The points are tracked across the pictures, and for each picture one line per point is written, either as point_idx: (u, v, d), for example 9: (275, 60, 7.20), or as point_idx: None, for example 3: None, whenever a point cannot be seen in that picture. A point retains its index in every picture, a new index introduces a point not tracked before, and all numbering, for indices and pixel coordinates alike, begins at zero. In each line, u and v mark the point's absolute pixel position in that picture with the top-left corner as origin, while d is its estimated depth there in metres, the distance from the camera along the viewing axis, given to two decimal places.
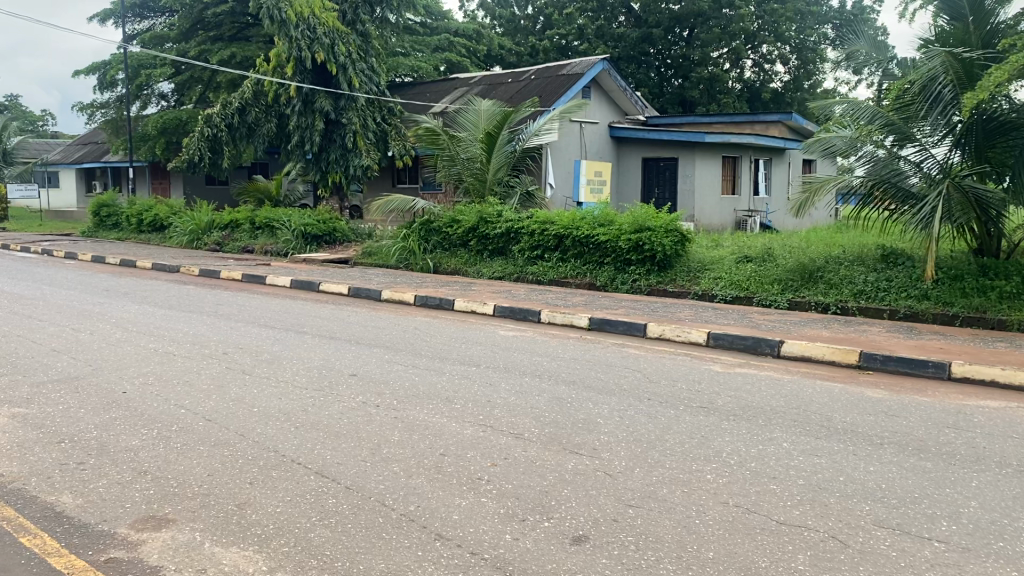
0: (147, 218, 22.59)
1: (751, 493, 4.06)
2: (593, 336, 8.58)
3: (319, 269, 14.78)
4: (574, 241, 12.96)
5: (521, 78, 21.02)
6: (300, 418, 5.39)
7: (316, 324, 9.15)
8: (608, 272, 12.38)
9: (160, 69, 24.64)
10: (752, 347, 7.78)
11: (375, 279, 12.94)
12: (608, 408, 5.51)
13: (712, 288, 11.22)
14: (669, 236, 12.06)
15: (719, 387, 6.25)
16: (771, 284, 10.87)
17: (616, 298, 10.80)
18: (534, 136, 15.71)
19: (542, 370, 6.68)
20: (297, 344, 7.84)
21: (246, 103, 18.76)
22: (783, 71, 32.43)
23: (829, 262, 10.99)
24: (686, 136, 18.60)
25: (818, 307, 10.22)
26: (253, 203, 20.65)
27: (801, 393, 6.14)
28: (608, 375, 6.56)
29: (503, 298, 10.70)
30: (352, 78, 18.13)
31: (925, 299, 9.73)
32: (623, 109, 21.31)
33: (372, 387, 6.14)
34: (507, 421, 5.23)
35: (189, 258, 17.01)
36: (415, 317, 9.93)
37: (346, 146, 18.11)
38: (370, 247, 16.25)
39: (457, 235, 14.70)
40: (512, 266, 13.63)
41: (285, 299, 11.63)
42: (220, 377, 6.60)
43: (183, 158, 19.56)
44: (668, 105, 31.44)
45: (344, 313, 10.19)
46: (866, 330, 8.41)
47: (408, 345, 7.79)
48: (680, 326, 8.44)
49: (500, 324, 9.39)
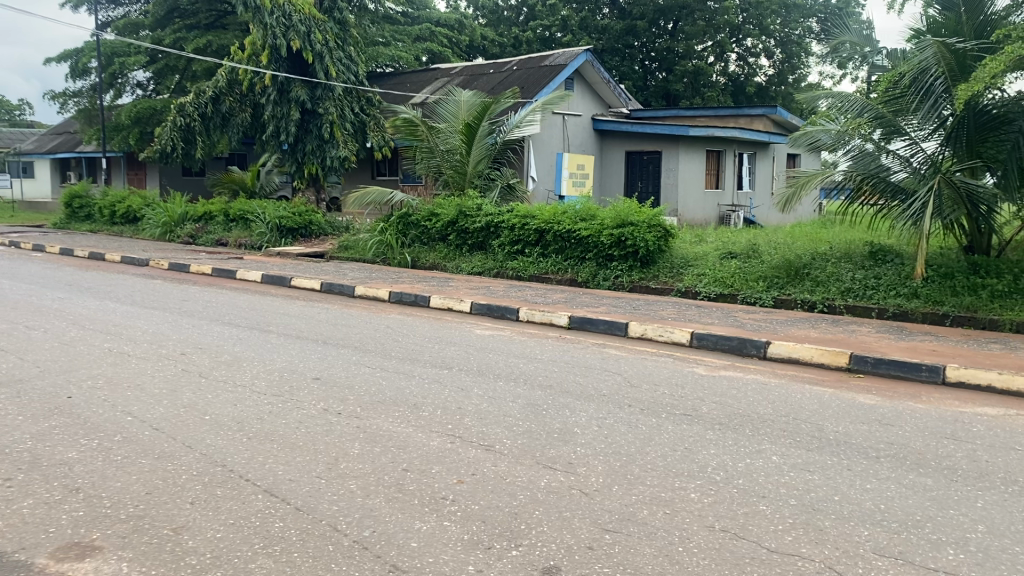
0: (119, 209, 22.04)
1: (739, 516, 3.71)
2: (573, 336, 8.22)
3: (292, 263, 14.36)
4: (555, 236, 12.61)
5: (502, 69, 20.63)
6: (255, 428, 5.01)
7: (283, 322, 8.74)
8: (589, 268, 12.03)
9: (134, 57, 24.06)
10: (737, 349, 7.45)
11: (349, 274, 12.53)
12: (585, 416, 5.15)
13: (696, 285, 10.90)
14: (652, 231, 11.74)
15: (704, 392, 5.90)
16: (757, 281, 10.55)
17: (597, 296, 10.45)
18: (515, 128, 15.35)
19: (517, 374, 6.32)
20: (260, 345, 7.44)
21: (220, 92, 18.29)
22: (768, 65, 32.17)
23: (817, 259, 10.69)
24: (669, 129, 18.26)
25: (803, 305, 9.90)
26: (228, 194, 20.15)
27: (790, 399, 5.80)
28: (587, 378, 6.21)
29: (480, 295, 10.32)
30: (328, 67, 17.68)
31: (914, 297, 9.43)
32: (606, 102, 20.97)
33: (335, 392, 5.75)
34: (477, 430, 4.87)
35: (160, 251, 16.52)
36: (388, 315, 9.55)
37: (323, 136, 17.64)
38: (346, 241, 15.84)
39: (436, 229, 14.32)
40: (492, 261, 13.27)
41: (254, 294, 11.21)
42: (175, 380, 6.19)
43: (155, 148, 19.06)
44: (651, 98, 31.11)
45: (314, 310, 9.78)
46: (855, 330, 8.10)
47: (378, 346, 7.40)
48: (662, 325, 8.09)
49: (475, 323, 9.01)
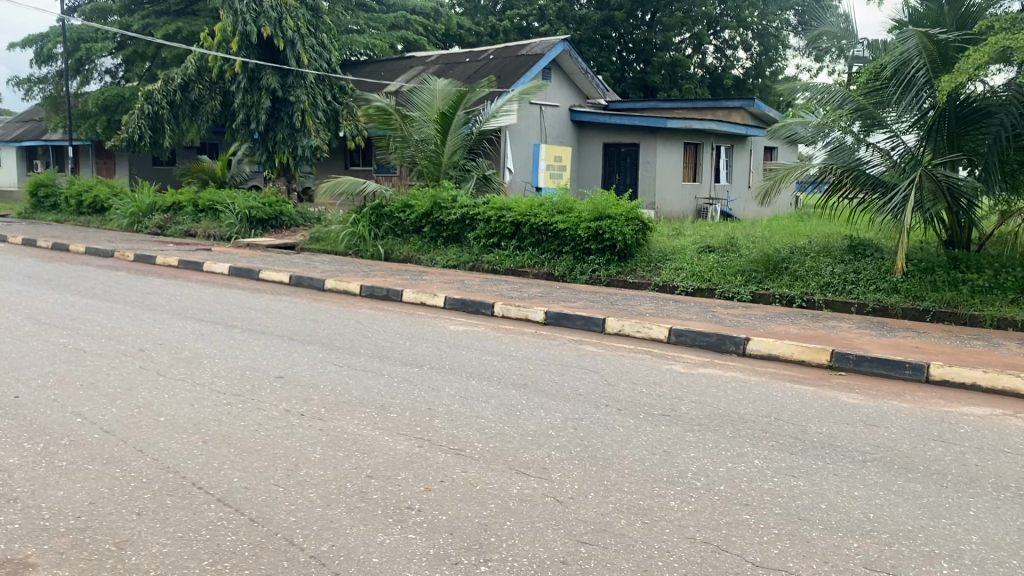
0: (86, 199, 21.52)
1: (721, 526, 3.50)
2: (548, 331, 8.00)
3: (262, 255, 14.02)
4: (531, 229, 12.37)
5: (478, 58, 20.33)
6: (211, 431, 4.74)
7: (249, 317, 8.44)
8: (566, 262, 11.82)
9: (101, 44, 23.47)
10: (716, 345, 7.25)
11: (320, 267, 12.23)
12: (559, 417, 4.93)
13: (673, 279, 10.72)
14: (630, 224, 11.55)
15: (683, 391, 5.69)
16: (735, 275, 10.39)
17: (574, 290, 10.24)
18: (491, 118, 15.09)
19: (490, 372, 6.08)
20: (223, 341, 7.15)
21: (189, 79, 17.85)
22: (745, 57, 32.06)
23: (795, 253, 10.54)
24: (647, 121, 18.07)
25: (782, 300, 9.75)
26: (197, 184, 19.72)
27: (771, 398, 5.61)
28: (562, 377, 5.99)
29: (454, 289, 10.07)
30: (300, 54, 17.31)
31: (894, 292, 9.30)
32: (584, 93, 20.74)
33: (299, 392, 5.49)
34: (446, 434, 4.63)
35: (126, 242, 16.10)
36: (358, 309, 9.27)
37: (294, 125, 17.29)
38: (318, 233, 15.51)
39: (410, 221, 14.02)
40: (467, 254, 13.03)
41: (221, 288, 10.88)
42: (130, 379, 5.90)
43: (123, 137, 18.60)
44: (629, 90, 30.92)
45: (282, 304, 9.48)
46: (836, 326, 7.95)
47: (346, 343, 7.13)
48: (640, 320, 7.89)
49: (448, 318, 8.76)
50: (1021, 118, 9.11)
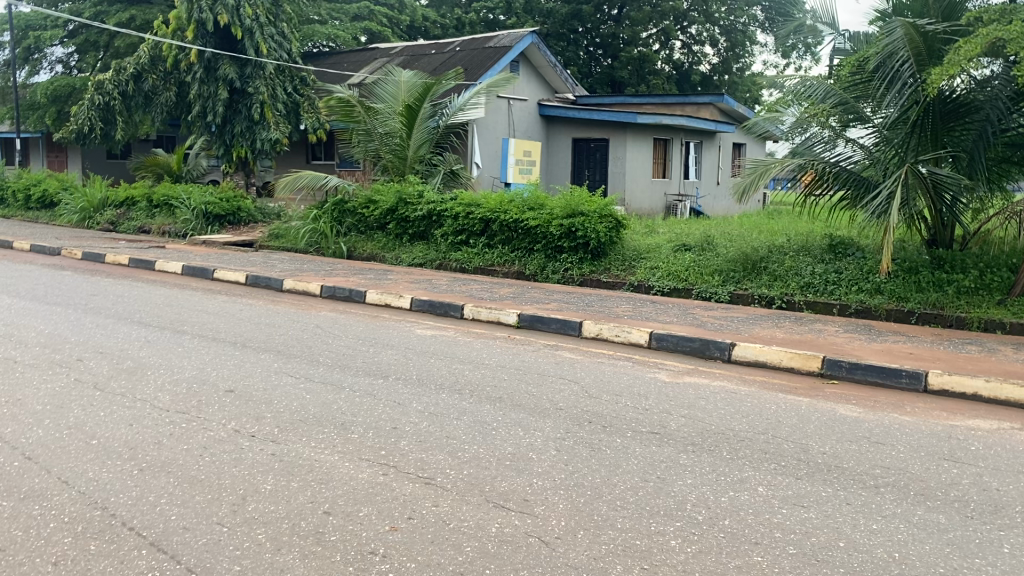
0: (34, 194, 20.60)
1: (732, 571, 3.06)
2: (521, 336, 7.54)
3: (218, 253, 13.39)
4: (501, 226, 11.90)
5: (444, 49, 19.77)
6: (150, 457, 4.21)
7: (201, 321, 7.86)
8: (537, 260, 11.38)
9: (50, 32, 22.49)
10: (700, 351, 6.85)
11: (278, 266, 11.64)
12: (540, 436, 4.47)
13: (648, 279, 10.33)
14: (603, 222, 11.15)
15: (672, 403, 5.26)
16: (712, 275, 10.02)
17: (546, 290, 9.80)
18: (458, 112, 14.62)
19: (461, 384, 5.61)
20: (169, 349, 6.57)
21: (142, 69, 17.11)
22: (712, 53, 31.81)
23: (774, 252, 10.20)
24: (617, 116, 17.68)
25: (761, 301, 9.39)
26: (151, 178, 18.95)
27: (765, 411, 5.21)
28: (539, 388, 5.54)
29: (421, 290, 9.56)
30: (259, 44, 16.58)
31: (878, 293, 8.98)
32: (553, 87, 20.29)
33: (252, 410, 4.98)
34: (415, 459, 4.15)
35: (75, 239, 15.34)
36: (318, 312, 8.74)
37: (253, 117, 16.64)
38: (277, 229, 14.89)
39: (374, 217, 13.48)
40: (433, 252, 12.52)
41: (173, 289, 10.26)
42: (64, 394, 5.33)
43: (72, 128, 17.79)
44: (596, 85, 30.54)
45: (237, 307, 8.91)
46: (823, 329, 7.59)
47: (305, 351, 6.61)
48: (619, 324, 7.46)
49: (414, 322, 8.26)
50: (1006, 113, 8.96)
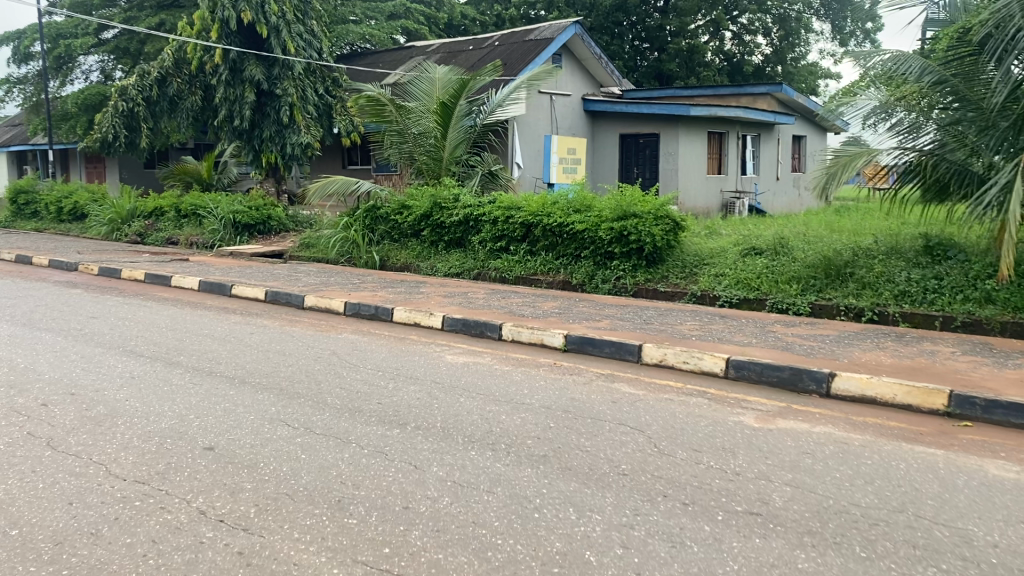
0: (65, 206, 19.97)
1: None
2: (569, 363, 6.39)
3: (243, 265, 12.45)
4: (545, 231, 10.75)
5: (483, 44, 18.67)
6: (77, 561, 3.13)
7: (202, 350, 6.83)
8: (585, 268, 10.21)
9: (80, 40, 21.89)
10: (789, 383, 5.64)
11: (302, 279, 10.62)
12: (600, 525, 3.31)
13: (714, 288, 9.11)
14: (659, 223, 9.93)
15: (768, 464, 4.08)
16: (788, 284, 8.80)
17: (597, 304, 8.64)
18: (496, 109, 13.51)
19: (498, 437, 4.45)
20: (153, 390, 5.54)
21: (166, 72, 16.30)
22: (765, 43, 30.26)
23: (859, 254, 8.91)
24: (668, 109, 16.40)
25: (848, 313, 8.14)
26: (180, 187, 18.18)
27: (894, 473, 3.97)
28: (595, 442, 4.38)
29: (455, 306, 8.44)
30: (286, 42, 15.64)
31: (988, 303, 7.64)
32: (598, 80, 19.03)
33: (231, 481, 3.90)
34: (429, 563, 3.02)
35: (97, 253, 14.57)
36: (338, 334, 7.68)
37: (281, 121, 15.74)
38: (307, 238, 13.94)
39: (408, 224, 12.44)
40: (471, 261, 11.44)
41: (184, 308, 9.30)
42: (6, 457, 4.29)
43: (95, 137, 17.07)
44: (643, 79, 29.19)
45: (248, 330, 7.87)
46: (937, 350, 6.27)
47: (313, 389, 5.52)
48: (687, 348, 6.25)
49: (447, 346, 7.14)
50: None
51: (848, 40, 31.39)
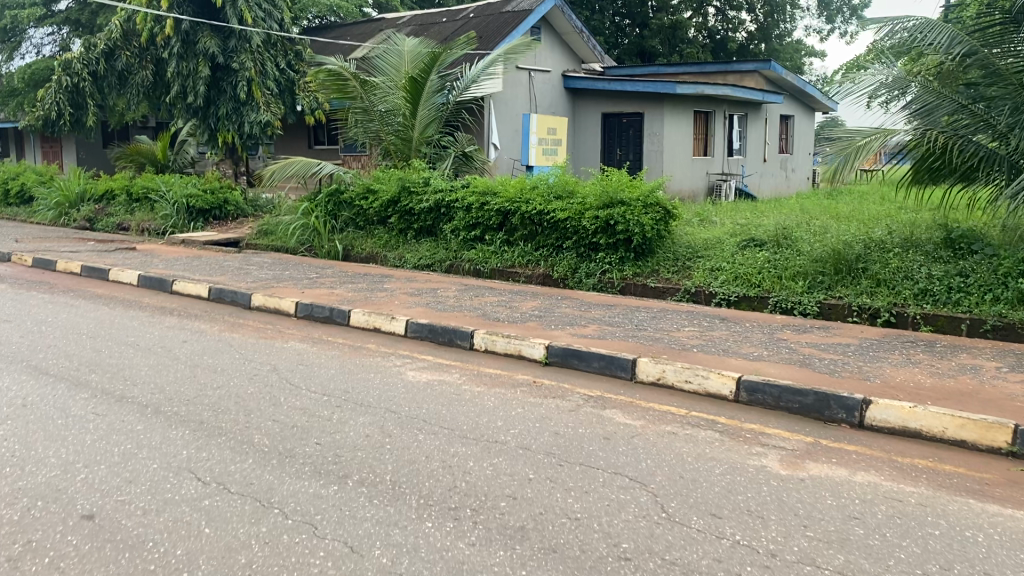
0: (11, 189, 18.63)
1: None
2: (551, 381, 5.44)
3: (192, 256, 11.37)
4: (523, 219, 9.76)
5: (457, 17, 17.56)
6: None
7: (120, 365, 5.80)
8: (567, 261, 9.26)
9: (27, 10, 20.45)
10: (813, 411, 4.73)
11: (255, 273, 9.58)
12: None
13: (709, 284, 8.21)
14: (649, 212, 8.99)
15: (811, 540, 3.16)
16: (792, 280, 7.89)
17: (582, 304, 7.71)
18: (471, 85, 12.49)
19: (462, 498, 3.50)
20: (43, 425, 4.51)
21: (114, 44, 15.06)
22: (749, 19, 29.38)
23: (872, 247, 7.99)
24: (653, 87, 15.45)
25: (862, 314, 7.26)
26: (132, 169, 16.98)
27: (974, 554, 3.06)
28: (587, 505, 3.43)
29: (422, 307, 7.46)
30: (242, 12, 14.43)
31: (1022, 304, 6.79)
32: (579, 56, 17.97)
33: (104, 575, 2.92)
34: None
35: (37, 241, 13.40)
36: (285, 342, 6.67)
37: (239, 97, 14.60)
38: (267, 225, 12.86)
39: (374, 211, 11.41)
40: (443, 251, 10.46)
41: (117, 307, 8.23)
42: None
43: (38, 114, 15.81)
44: (625, 56, 28.20)
45: (182, 337, 6.83)
46: (978, 365, 5.40)
47: (240, 424, 4.52)
48: (690, 364, 5.30)
49: (409, 357, 6.17)
50: None
51: (835, 18, 30.52)
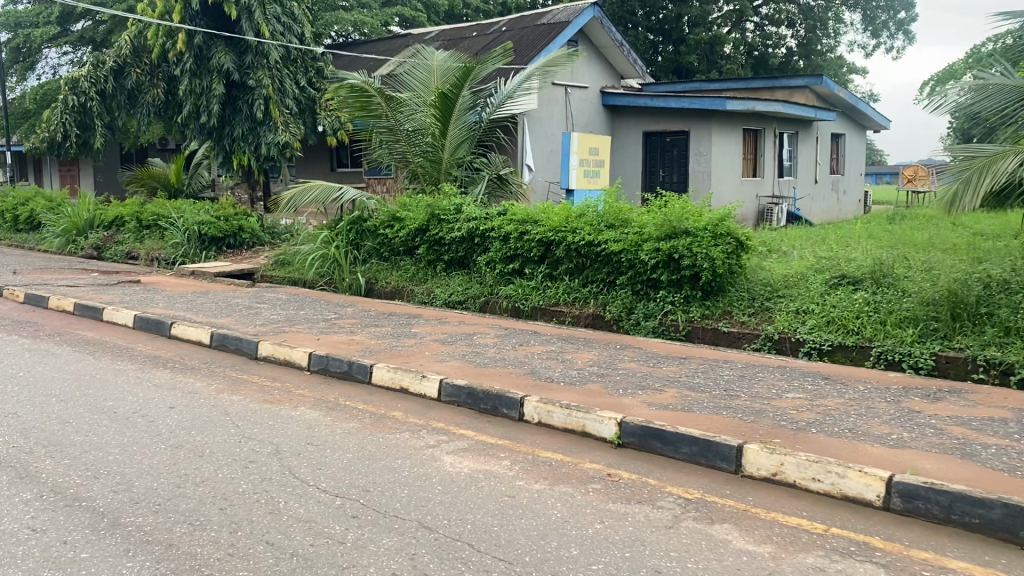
0: (20, 214, 17.69)
1: None
2: (631, 473, 4.20)
3: (199, 291, 10.22)
4: (569, 250, 8.53)
5: (489, 31, 16.46)
6: None
7: (83, 445, 4.62)
8: (622, 299, 8.02)
9: (41, 29, 19.64)
10: (1002, 531, 3.45)
11: (265, 314, 8.42)
12: None
13: (795, 329, 6.95)
14: (718, 243, 7.73)
15: None
16: (899, 326, 6.62)
17: (648, 355, 6.46)
18: (507, 101, 11.31)
19: None
20: None
21: (123, 60, 14.09)
22: (791, 35, 28.21)
23: (994, 287, 6.67)
24: (700, 104, 14.22)
25: (990, 371, 5.96)
26: (144, 193, 15.97)
27: None
28: None
29: (457, 361, 6.26)
30: (258, 25, 13.40)
31: None
32: (619, 71, 16.77)
33: None
34: None
35: (36, 273, 12.36)
36: (292, 407, 5.49)
37: (255, 116, 13.53)
38: (283, 255, 11.74)
39: (399, 240, 10.23)
40: (477, 286, 9.27)
41: (103, 357, 7.10)
42: None
43: (43, 136, 14.87)
44: (661, 74, 27.06)
45: (168, 400, 5.66)
46: None
47: (216, 552, 3.29)
48: (817, 455, 4.02)
49: (443, 431, 4.93)
50: None
51: (879, 32, 29.22)
